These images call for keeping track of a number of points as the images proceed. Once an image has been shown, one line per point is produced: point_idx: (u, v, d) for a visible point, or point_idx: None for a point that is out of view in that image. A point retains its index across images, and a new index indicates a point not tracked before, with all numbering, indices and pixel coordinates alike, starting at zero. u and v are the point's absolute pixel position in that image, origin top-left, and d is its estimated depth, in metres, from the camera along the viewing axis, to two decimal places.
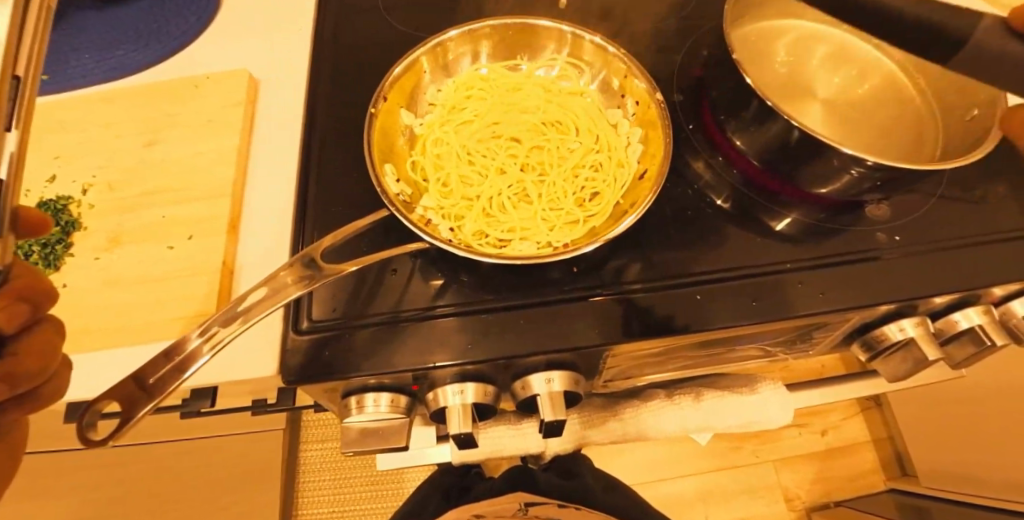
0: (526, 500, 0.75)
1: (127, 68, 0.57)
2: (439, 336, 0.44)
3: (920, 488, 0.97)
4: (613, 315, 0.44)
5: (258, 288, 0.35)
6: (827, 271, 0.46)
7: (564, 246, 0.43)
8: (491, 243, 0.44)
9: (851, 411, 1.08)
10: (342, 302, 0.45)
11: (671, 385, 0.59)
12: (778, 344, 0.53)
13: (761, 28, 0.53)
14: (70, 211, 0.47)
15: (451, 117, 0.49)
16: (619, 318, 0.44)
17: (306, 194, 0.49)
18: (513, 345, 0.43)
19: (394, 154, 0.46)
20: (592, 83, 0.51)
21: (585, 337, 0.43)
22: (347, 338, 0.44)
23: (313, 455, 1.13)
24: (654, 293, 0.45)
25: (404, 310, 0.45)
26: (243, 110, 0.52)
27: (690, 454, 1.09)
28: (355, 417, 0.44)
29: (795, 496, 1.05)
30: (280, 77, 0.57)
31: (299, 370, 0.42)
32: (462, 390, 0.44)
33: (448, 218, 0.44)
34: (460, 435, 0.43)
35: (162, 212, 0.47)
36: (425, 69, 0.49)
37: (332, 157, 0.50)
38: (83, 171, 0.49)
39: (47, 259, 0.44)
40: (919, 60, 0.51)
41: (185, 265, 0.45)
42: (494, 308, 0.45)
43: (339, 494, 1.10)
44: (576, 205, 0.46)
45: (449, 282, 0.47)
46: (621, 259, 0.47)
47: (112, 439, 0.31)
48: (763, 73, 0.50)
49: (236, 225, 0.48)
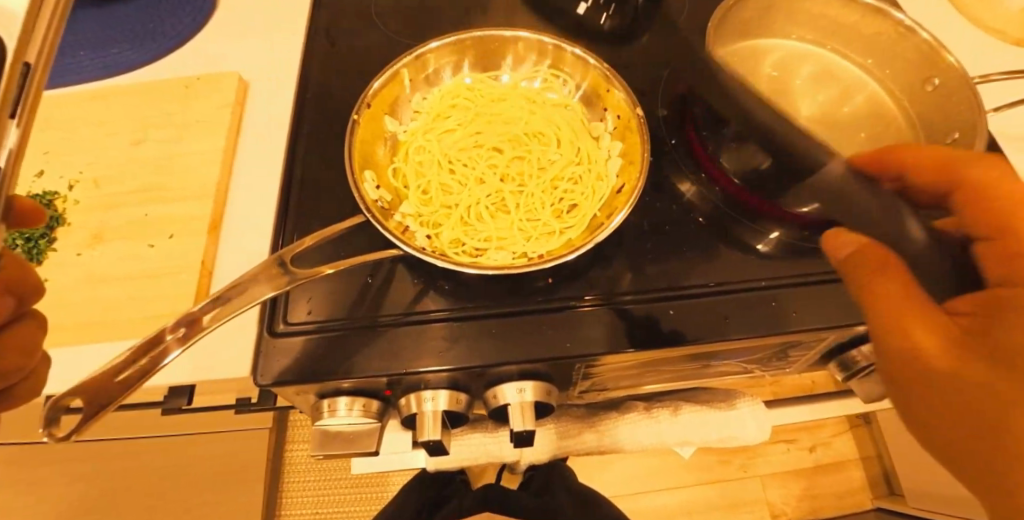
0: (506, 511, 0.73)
1: (121, 66, 0.58)
2: (414, 342, 0.44)
3: (905, 507, 0.96)
4: (587, 327, 0.45)
5: (231, 288, 0.35)
6: (805, 291, 0.46)
7: (538, 257, 0.43)
8: (466, 252, 0.44)
9: (841, 428, 1.08)
10: (319, 305, 0.46)
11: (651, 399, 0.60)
12: (755, 361, 0.53)
13: (746, 47, 0.53)
14: (55, 207, 0.47)
15: (434, 126, 0.50)
16: (593, 331, 0.44)
17: (289, 196, 0.49)
18: (487, 354, 0.44)
19: (375, 161, 0.47)
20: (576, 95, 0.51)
21: (559, 348, 0.44)
22: (322, 342, 0.44)
23: (298, 455, 1.12)
24: (630, 306, 0.45)
25: (382, 316, 0.45)
26: (232, 111, 0.53)
27: (677, 468, 1.09)
28: (328, 420, 0.44)
29: (781, 512, 1.05)
30: (270, 78, 0.57)
31: (273, 372, 0.42)
32: (435, 396, 0.44)
33: (426, 226, 0.45)
34: (430, 441, 0.44)
35: (144, 210, 0.48)
36: (410, 79, 0.50)
37: (316, 161, 0.51)
38: (71, 167, 0.50)
39: (30, 253, 0.45)
40: (902, 81, 0.51)
41: (165, 264, 0.46)
42: (470, 315, 0.45)
43: (323, 495, 1.10)
44: (554, 216, 0.46)
45: (427, 288, 0.47)
46: (599, 271, 0.47)
47: (76, 433, 0.31)
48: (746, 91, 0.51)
49: (218, 226, 0.49)
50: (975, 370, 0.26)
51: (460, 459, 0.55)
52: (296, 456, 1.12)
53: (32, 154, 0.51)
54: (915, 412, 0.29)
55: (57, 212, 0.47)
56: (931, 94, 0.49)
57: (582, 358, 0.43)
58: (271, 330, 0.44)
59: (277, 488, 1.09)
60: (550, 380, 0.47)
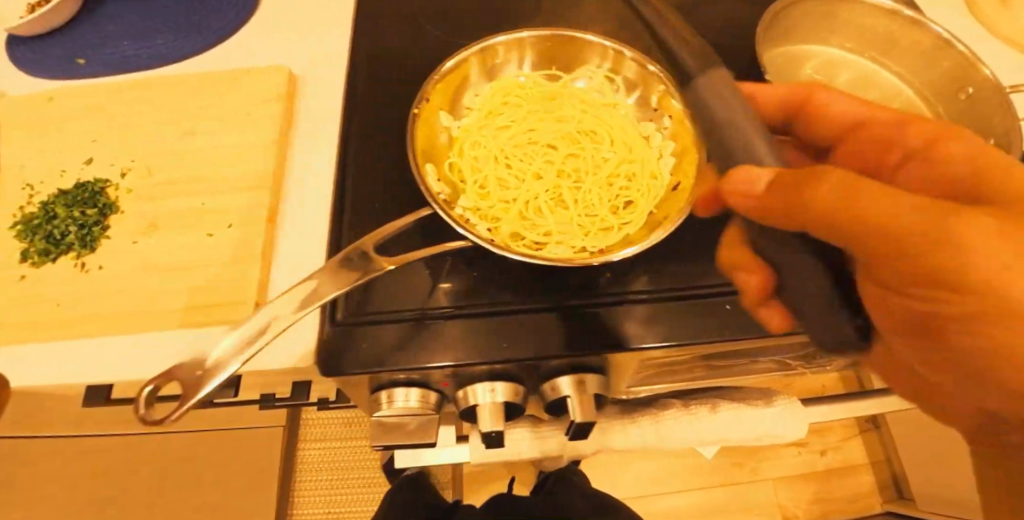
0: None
1: (166, 57, 0.58)
2: (470, 334, 0.44)
3: (916, 511, 0.98)
4: (639, 319, 0.45)
5: (311, 279, 0.35)
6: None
7: (598, 252, 0.44)
8: (527, 245, 0.44)
9: (850, 432, 1.09)
10: (374, 296, 0.46)
11: (687, 396, 0.60)
12: (796, 358, 0.54)
13: (788, 52, 0.55)
14: (108, 195, 0.47)
15: (488, 121, 0.50)
16: (646, 322, 0.45)
17: (344, 189, 0.48)
18: (542, 345, 0.44)
19: (434, 154, 0.47)
20: (631, 96, 0.52)
21: (615, 339, 0.44)
22: (376, 332, 0.44)
23: (311, 454, 1.12)
24: (684, 302, 0.46)
25: (433, 307, 0.45)
26: (283, 104, 0.53)
27: (690, 470, 1.10)
28: (386, 411, 0.44)
29: (793, 516, 1.06)
30: (315, 72, 0.57)
31: (331, 361, 0.42)
32: (493, 388, 0.45)
33: (486, 219, 0.45)
34: (490, 433, 0.44)
35: (197, 200, 0.47)
36: (466, 74, 0.50)
37: (369, 154, 0.51)
38: (121, 155, 0.50)
39: (84, 240, 0.45)
40: (939, 90, 0.53)
41: (221, 254, 0.45)
42: (525, 308, 0.45)
43: (336, 494, 1.10)
44: (610, 213, 0.47)
45: (479, 281, 0.47)
46: (652, 267, 0.48)
47: (168, 419, 0.31)
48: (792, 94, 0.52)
49: (274, 218, 0.48)
50: (952, 265, 0.25)
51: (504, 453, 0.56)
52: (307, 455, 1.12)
53: (81, 141, 0.51)
54: (876, 328, 0.30)
55: (109, 200, 0.47)
56: (966, 101, 0.51)
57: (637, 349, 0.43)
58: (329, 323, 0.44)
59: (290, 487, 1.08)
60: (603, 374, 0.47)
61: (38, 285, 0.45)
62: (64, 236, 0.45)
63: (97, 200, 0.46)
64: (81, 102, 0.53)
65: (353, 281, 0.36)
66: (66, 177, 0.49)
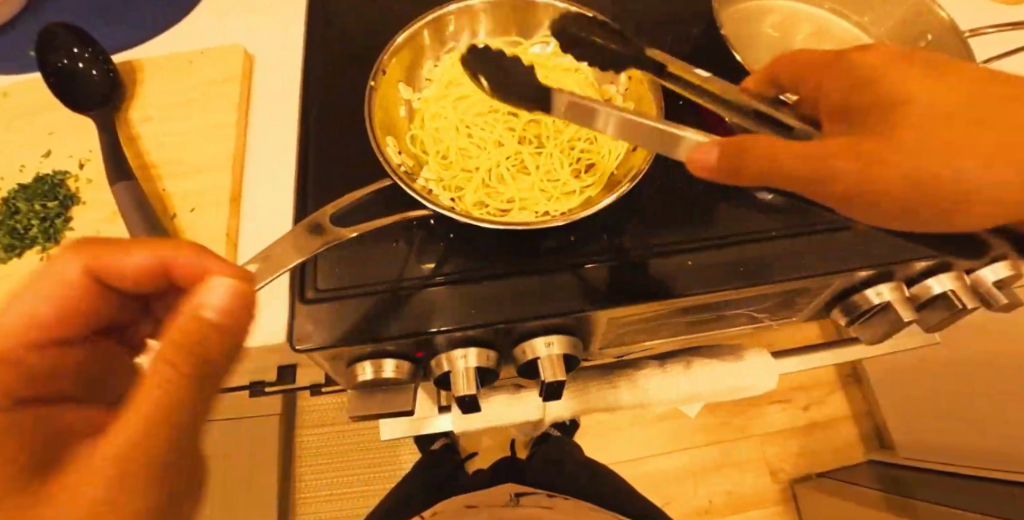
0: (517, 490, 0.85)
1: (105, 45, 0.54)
2: (424, 306, 0.45)
3: (899, 458, 1.01)
4: (596, 281, 0.47)
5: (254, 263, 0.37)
6: (842, 238, 0.50)
7: (562, 216, 0.44)
8: (491, 213, 0.45)
9: (833, 386, 1.10)
10: (344, 269, 0.47)
11: (663, 357, 0.62)
12: (765, 312, 0.55)
13: (747, 9, 0.55)
14: (68, 186, 0.47)
15: (448, 92, 0.49)
16: (602, 287, 0.46)
17: (306, 167, 0.47)
18: (509, 310, 0.45)
19: (395, 127, 0.47)
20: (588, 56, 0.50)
21: (573, 304, 0.46)
22: (340, 309, 0.45)
23: (310, 440, 1.01)
24: (623, 267, 0.48)
25: (406, 279, 0.46)
26: (241, 83, 0.51)
27: (675, 430, 1.08)
28: (363, 383, 0.46)
29: (778, 468, 1.06)
30: (274, 53, 0.55)
31: (303, 336, 0.43)
32: (465, 354, 0.46)
33: (449, 190, 0.45)
34: (464, 397, 0.45)
35: (162, 186, 0.46)
36: (422, 46, 0.49)
37: (330, 127, 0.49)
38: (78, 146, 0.49)
39: (48, 233, 0.46)
40: (897, 35, 0.53)
41: (186, 238, 0.45)
42: (485, 279, 0.47)
43: (340, 477, 1.00)
44: (573, 176, 0.46)
45: (448, 252, 0.48)
46: (612, 232, 0.50)
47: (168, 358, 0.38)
48: (760, 43, 0.53)
49: (238, 199, 0.47)
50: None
51: (488, 421, 0.55)
52: (307, 442, 1.01)
53: (36, 134, 0.50)
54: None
55: (71, 191, 0.47)
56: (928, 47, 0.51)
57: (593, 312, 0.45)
58: (313, 279, 0.46)
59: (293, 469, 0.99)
60: (574, 335, 0.49)
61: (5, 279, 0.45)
62: (26, 231, 0.46)
63: (58, 193, 0.47)
64: (33, 94, 0.52)
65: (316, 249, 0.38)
66: (25, 172, 0.49)
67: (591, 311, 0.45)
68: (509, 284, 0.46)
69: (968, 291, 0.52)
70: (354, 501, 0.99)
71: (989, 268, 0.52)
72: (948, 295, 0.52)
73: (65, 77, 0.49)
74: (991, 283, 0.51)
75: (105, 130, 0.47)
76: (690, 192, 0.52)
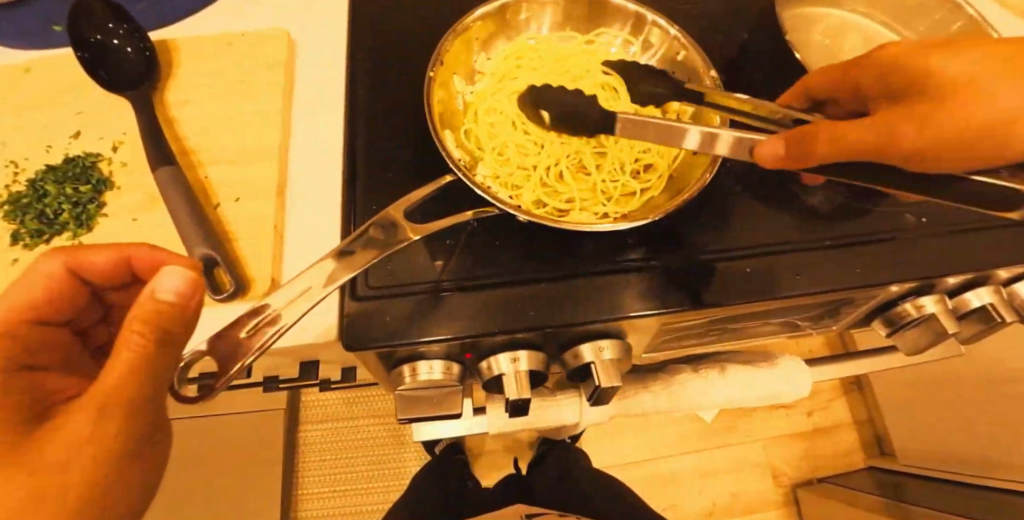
0: (527, 512, 0.73)
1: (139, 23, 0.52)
2: (472, 309, 0.44)
3: (901, 465, 1.02)
4: (647, 285, 0.46)
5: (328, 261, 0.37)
6: (888, 249, 0.50)
7: (622, 218, 0.44)
8: (549, 212, 0.45)
9: (837, 392, 1.11)
10: (391, 267, 0.45)
11: (696, 361, 0.61)
12: (806, 319, 0.55)
13: (797, 15, 0.54)
14: (100, 169, 0.45)
15: (503, 85, 0.48)
16: (652, 292, 0.46)
17: (354, 158, 0.47)
18: (560, 315, 0.44)
19: (450, 121, 0.47)
20: (650, 61, 0.50)
21: (625, 309, 0.45)
22: (389, 309, 0.43)
23: (313, 436, 0.97)
24: (674, 272, 0.47)
25: (453, 279, 0.45)
26: (285, 71, 0.51)
27: (683, 433, 1.05)
28: (409, 385, 0.45)
29: (782, 472, 1.05)
30: (317, 42, 0.54)
31: (352, 333, 0.42)
32: (516, 357, 0.45)
33: (506, 187, 0.45)
34: (516, 400, 0.44)
35: (204, 173, 0.46)
36: (474, 39, 0.49)
37: (379, 118, 0.49)
38: (110, 127, 0.47)
39: (80, 219, 0.43)
40: None
41: (230, 227, 0.44)
42: (534, 281, 0.46)
43: (343, 474, 0.95)
44: (632, 178, 0.46)
45: (495, 253, 0.47)
46: (661, 234, 0.49)
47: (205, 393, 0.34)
48: (809, 51, 0.53)
49: (283, 191, 0.47)
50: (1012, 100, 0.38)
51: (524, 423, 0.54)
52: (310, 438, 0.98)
53: (65, 113, 0.48)
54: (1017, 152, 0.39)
55: (104, 175, 0.45)
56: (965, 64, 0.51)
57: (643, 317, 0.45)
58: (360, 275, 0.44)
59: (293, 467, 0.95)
60: (623, 340, 0.48)
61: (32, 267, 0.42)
62: (57, 215, 0.43)
63: (90, 176, 0.44)
64: (61, 69, 0.50)
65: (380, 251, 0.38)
66: (52, 152, 0.46)
67: (645, 314, 0.45)
68: (557, 286, 0.45)
69: (1006, 306, 0.52)
70: (357, 500, 0.94)
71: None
72: (988, 308, 0.52)
73: (98, 53, 0.47)
74: None
75: (143, 112, 0.45)
76: (738, 197, 0.52)
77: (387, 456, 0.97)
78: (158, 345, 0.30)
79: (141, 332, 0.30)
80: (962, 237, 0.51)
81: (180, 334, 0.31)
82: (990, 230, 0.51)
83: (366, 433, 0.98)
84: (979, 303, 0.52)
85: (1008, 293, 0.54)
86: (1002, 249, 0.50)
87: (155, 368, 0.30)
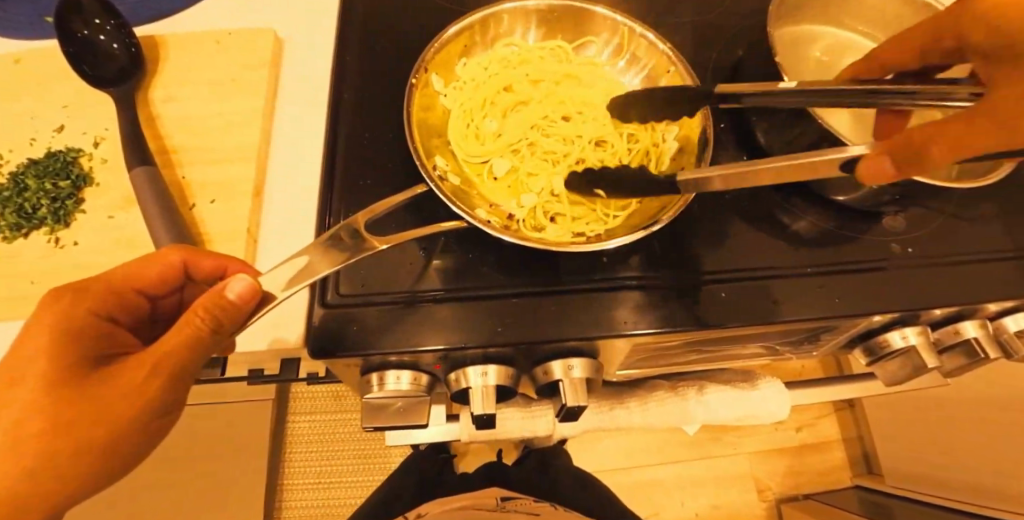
0: (503, 495, 0.73)
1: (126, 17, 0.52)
2: (440, 322, 0.44)
3: (886, 486, 1.01)
4: (625, 303, 0.46)
5: (298, 258, 0.37)
6: (871, 280, 0.49)
7: (597, 237, 0.44)
8: (527, 226, 0.44)
9: (826, 410, 1.10)
10: (367, 276, 0.45)
11: (674, 378, 0.61)
12: (787, 344, 0.55)
13: (795, 32, 0.53)
14: (81, 165, 0.45)
15: (487, 94, 0.48)
16: (626, 314, 0.45)
17: (333, 164, 0.47)
18: (535, 331, 0.44)
19: (432, 130, 0.46)
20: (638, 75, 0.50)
21: (597, 328, 0.45)
22: (359, 317, 0.44)
23: (302, 426, 0.98)
24: (653, 294, 0.46)
25: (424, 290, 0.45)
26: (270, 71, 0.50)
27: (667, 441, 1.05)
28: (377, 394, 0.44)
29: (765, 486, 1.05)
30: (306, 41, 0.54)
31: (320, 342, 0.42)
32: (485, 371, 0.45)
33: (484, 199, 0.45)
34: (482, 415, 0.44)
35: (183, 173, 0.46)
36: (461, 47, 0.48)
37: (360, 122, 0.48)
38: (95, 123, 0.47)
39: (57, 214, 0.43)
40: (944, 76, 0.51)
41: (206, 228, 0.44)
42: (508, 295, 0.45)
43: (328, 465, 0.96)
44: (612, 195, 0.46)
45: (469, 266, 0.47)
46: (630, 254, 0.49)
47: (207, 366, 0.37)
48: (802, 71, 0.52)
49: (261, 191, 0.47)
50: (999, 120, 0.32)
51: (494, 435, 0.54)
52: (296, 429, 0.98)
53: (49, 105, 0.48)
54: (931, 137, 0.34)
55: (84, 171, 0.45)
56: None
57: (615, 338, 0.44)
58: (332, 286, 0.44)
59: (279, 456, 0.96)
60: (596, 357, 0.48)
61: (11, 260, 0.43)
62: (35, 210, 0.43)
63: (70, 171, 0.44)
64: (46, 62, 0.50)
65: (345, 258, 0.37)
66: (35, 145, 0.47)
67: (619, 336, 0.44)
68: (530, 302, 0.45)
69: (991, 341, 0.51)
70: (342, 492, 0.95)
71: (1012, 316, 0.52)
72: (972, 342, 0.51)
73: (84, 48, 0.48)
74: (1014, 332, 0.52)
75: (125, 109, 0.46)
76: (722, 218, 0.51)
77: (373, 452, 0.98)
78: (207, 337, 0.34)
79: (200, 319, 0.33)
80: (948, 269, 0.50)
81: (229, 330, 0.34)
82: (975, 263, 0.50)
83: (352, 428, 0.99)
84: (963, 336, 0.51)
85: (995, 326, 0.53)
86: (990, 283, 0.49)
87: (196, 356, 0.34)
